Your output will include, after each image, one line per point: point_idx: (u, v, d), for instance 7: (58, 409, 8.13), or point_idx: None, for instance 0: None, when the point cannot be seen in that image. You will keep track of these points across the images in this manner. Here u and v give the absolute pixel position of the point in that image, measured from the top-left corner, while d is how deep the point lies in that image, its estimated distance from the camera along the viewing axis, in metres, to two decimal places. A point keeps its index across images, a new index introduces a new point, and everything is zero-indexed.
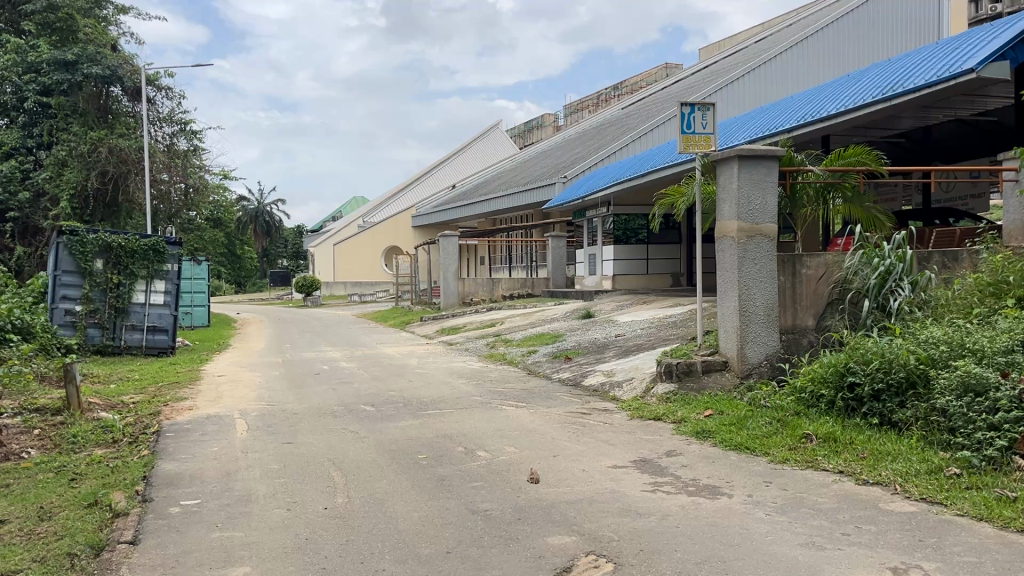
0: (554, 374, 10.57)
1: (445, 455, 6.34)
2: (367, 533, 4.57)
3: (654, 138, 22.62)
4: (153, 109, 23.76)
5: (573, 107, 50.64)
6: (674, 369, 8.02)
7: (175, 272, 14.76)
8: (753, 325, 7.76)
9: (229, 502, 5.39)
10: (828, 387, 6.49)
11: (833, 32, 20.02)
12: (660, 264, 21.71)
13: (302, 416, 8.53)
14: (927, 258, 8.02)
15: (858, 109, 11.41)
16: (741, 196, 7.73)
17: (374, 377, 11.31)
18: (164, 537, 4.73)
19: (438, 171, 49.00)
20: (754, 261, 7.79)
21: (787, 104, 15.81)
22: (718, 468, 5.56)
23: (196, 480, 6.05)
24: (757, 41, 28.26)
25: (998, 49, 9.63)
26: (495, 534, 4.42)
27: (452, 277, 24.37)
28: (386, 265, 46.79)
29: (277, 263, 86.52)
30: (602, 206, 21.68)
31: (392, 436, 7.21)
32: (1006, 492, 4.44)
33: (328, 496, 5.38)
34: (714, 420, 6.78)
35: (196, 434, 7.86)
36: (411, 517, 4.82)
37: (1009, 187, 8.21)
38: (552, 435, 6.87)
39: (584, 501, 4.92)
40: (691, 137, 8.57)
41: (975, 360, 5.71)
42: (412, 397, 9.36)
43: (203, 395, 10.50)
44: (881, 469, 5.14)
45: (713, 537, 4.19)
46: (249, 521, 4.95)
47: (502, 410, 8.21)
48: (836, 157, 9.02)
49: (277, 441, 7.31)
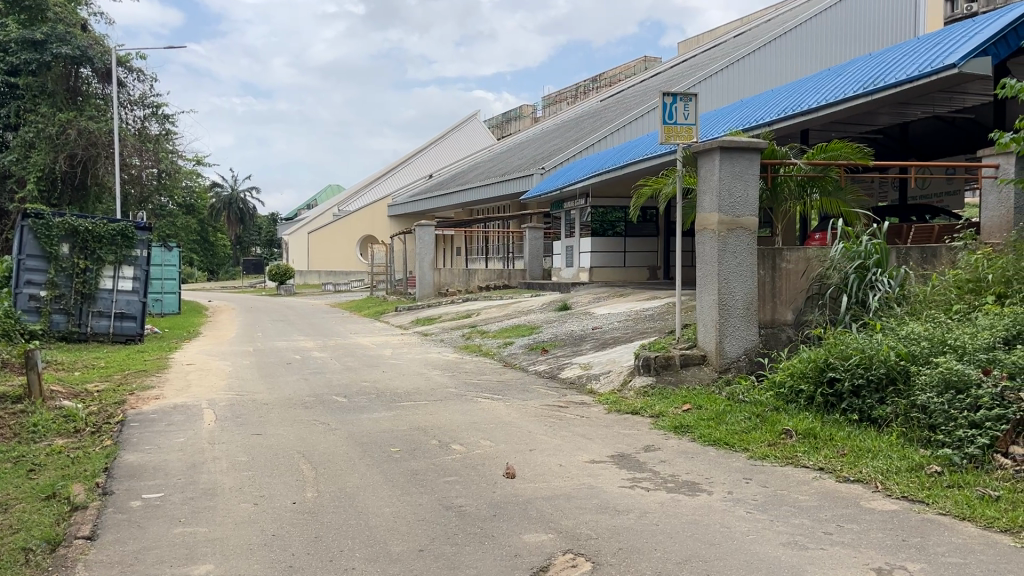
0: (531, 366, 10.44)
1: (419, 448, 6.19)
2: (337, 529, 4.40)
3: (632, 131, 22.50)
4: (124, 92, 23.28)
5: (551, 99, 50.63)
6: (652, 363, 7.88)
7: (144, 257, 14.42)
8: (732, 320, 7.69)
9: (193, 495, 5.19)
10: (807, 382, 6.43)
11: (812, 27, 20.04)
12: (637, 257, 21.70)
13: (272, 407, 8.32)
14: (907, 254, 7.99)
15: (837, 104, 11.35)
16: (722, 189, 7.64)
17: (347, 368, 11.10)
18: (123, 532, 4.52)
19: (415, 161, 48.72)
20: (734, 255, 7.70)
21: (766, 98, 15.79)
22: (697, 464, 5.47)
23: (160, 472, 5.83)
24: (736, 35, 28.22)
25: (979, 45, 9.54)
26: (470, 531, 4.27)
27: (428, 267, 24.13)
28: (361, 255, 46.40)
29: (251, 252, 85.82)
30: (580, 198, 21.58)
31: (365, 428, 7.05)
32: (989, 491, 4.39)
33: (297, 491, 5.20)
34: (692, 415, 6.69)
35: (161, 424, 7.62)
36: (382, 513, 4.66)
37: (988, 184, 8.14)
38: (529, 429, 6.74)
39: (561, 497, 4.79)
40: (673, 128, 8.47)
41: (956, 356, 5.66)
42: (386, 389, 9.18)
43: (171, 383, 10.24)
44: (861, 466, 5.07)
45: (693, 536, 4.08)
46: (213, 516, 4.75)
47: (477, 403, 8.06)
48: (818, 150, 8.92)
49: (245, 432, 7.10)
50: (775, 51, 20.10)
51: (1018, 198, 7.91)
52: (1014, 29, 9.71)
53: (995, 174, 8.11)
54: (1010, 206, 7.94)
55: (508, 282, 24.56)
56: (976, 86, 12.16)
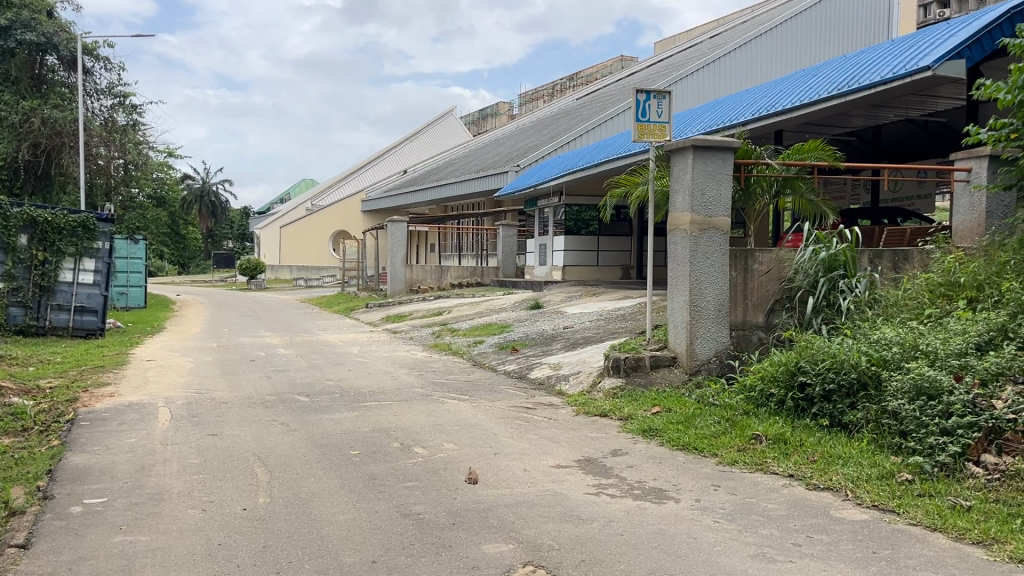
0: (500, 366, 10.26)
1: (380, 452, 5.98)
2: (288, 539, 4.19)
3: (608, 129, 22.40)
4: (90, 81, 22.71)
5: (528, 97, 50.60)
6: (622, 363, 7.74)
7: (106, 250, 13.98)
8: (703, 321, 7.58)
9: (138, 501, 4.93)
10: (778, 386, 6.32)
11: (787, 30, 20.13)
12: (611, 256, 21.62)
13: (230, 406, 8.05)
14: (879, 256, 7.90)
15: (812, 103, 11.30)
16: (695, 188, 7.51)
17: (312, 366, 10.84)
18: (59, 541, 4.27)
19: (388, 157, 48.23)
20: (706, 255, 7.58)
21: (740, 98, 15.75)
22: (665, 470, 5.32)
23: (105, 475, 5.56)
24: (712, 36, 28.29)
25: (955, 46, 9.49)
26: (428, 541, 4.08)
27: (400, 263, 23.82)
28: (333, 250, 45.78)
29: (222, 246, 84.72)
30: (554, 196, 21.44)
31: (327, 429, 6.82)
32: (961, 501, 4.29)
33: (247, 496, 4.97)
34: (662, 418, 6.55)
35: (112, 424, 7.33)
36: (337, 520, 4.45)
37: (960, 187, 8.09)
38: (494, 431, 6.56)
39: (524, 505, 4.62)
40: (646, 126, 8.31)
41: (928, 362, 5.56)
42: (350, 388, 8.95)
43: (127, 381, 9.90)
44: (832, 473, 4.95)
45: (659, 547, 3.93)
46: (157, 523, 4.51)
47: (443, 403, 7.87)
48: (793, 151, 8.82)
49: (200, 432, 6.85)
50: (751, 51, 20.10)
51: (990, 202, 7.87)
52: (989, 32, 9.70)
53: (967, 178, 8.07)
54: (982, 210, 7.90)
55: (481, 279, 24.33)
56: (949, 90, 12.24)
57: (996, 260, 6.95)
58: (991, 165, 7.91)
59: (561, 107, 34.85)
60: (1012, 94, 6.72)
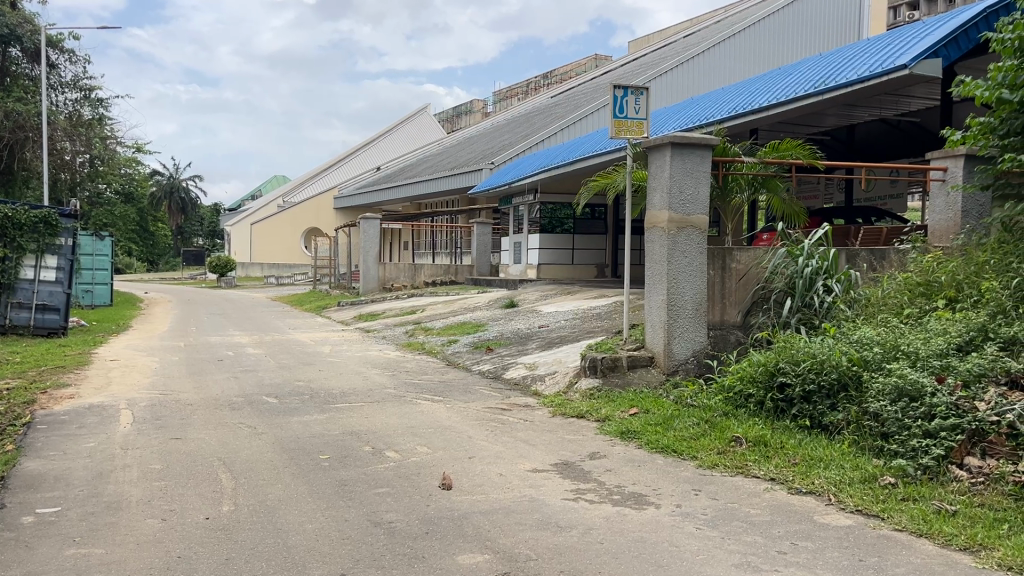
0: (474, 366, 10.08)
1: (350, 456, 5.79)
2: (252, 550, 3.99)
3: (583, 127, 22.27)
4: (54, 74, 22.15)
5: (502, 95, 50.55)
6: (599, 363, 7.63)
7: (69, 247, 13.57)
8: (681, 320, 7.46)
9: (94, 510, 4.69)
10: (757, 387, 6.23)
11: (760, 30, 20.18)
12: (586, 255, 21.52)
13: (195, 407, 7.81)
14: (856, 256, 7.85)
15: (787, 103, 11.26)
16: (673, 185, 7.39)
17: (281, 366, 10.58)
18: (7, 554, 4.01)
19: (362, 153, 47.78)
20: (683, 254, 7.46)
21: (715, 97, 15.70)
22: (643, 474, 5.19)
23: (61, 482, 5.30)
24: (686, 36, 28.37)
25: (932, 46, 9.49)
26: (400, 552, 3.90)
27: (372, 260, 23.52)
28: (306, 247, 45.25)
29: (193, 244, 83.75)
30: (529, 194, 21.30)
31: (296, 432, 6.58)
32: (945, 506, 4.21)
33: (211, 504, 4.75)
34: (639, 420, 6.42)
35: (71, 427, 7.04)
36: (304, 530, 4.26)
37: (935, 187, 8.06)
38: (468, 434, 6.38)
39: (500, 512, 4.46)
40: (623, 123, 8.18)
41: (909, 362, 5.49)
42: (321, 389, 8.73)
43: (89, 381, 9.59)
44: (813, 477, 4.85)
45: (640, 556, 3.79)
46: (114, 534, 4.27)
47: (416, 405, 7.67)
48: (770, 149, 8.76)
49: (164, 436, 6.59)
50: (727, 50, 20.08)
51: (965, 202, 7.86)
52: (966, 31, 9.71)
53: (942, 178, 8.02)
54: (958, 210, 7.89)
55: (455, 277, 24.08)
56: (922, 90, 12.28)
57: (974, 260, 6.90)
58: (967, 164, 7.88)
59: (536, 106, 34.67)
60: (990, 91, 6.69)
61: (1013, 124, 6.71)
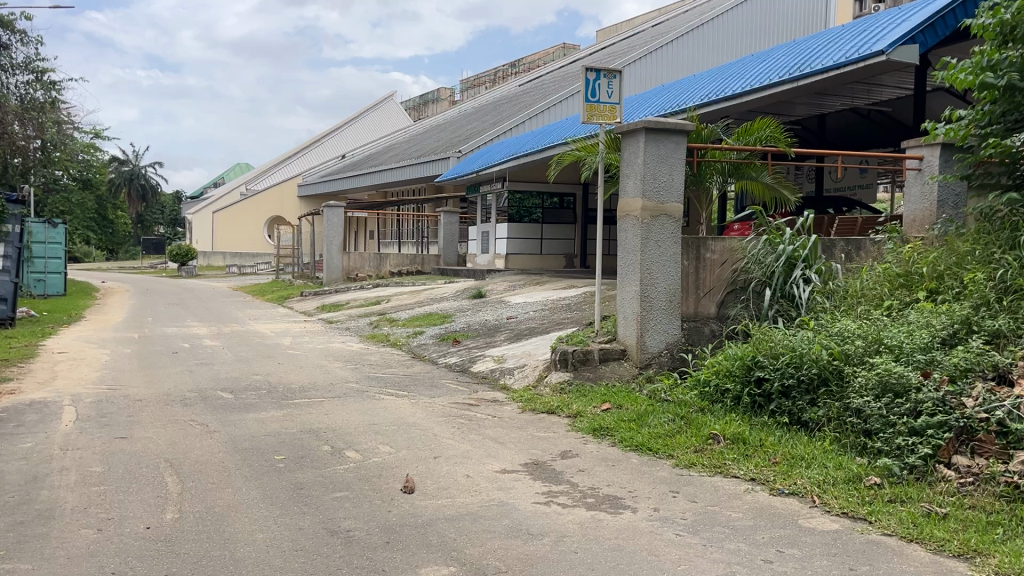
0: (441, 358, 9.77)
1: (308, 456, 5.44)
2: (195, 564, 3.64)
3: (552, 115, 21.95)
4: (4, 55, 21.17)
5: (469, 83, 50.09)
6: (570, 357, 7.37)
7: (16, 233, 13.25)
8: (655, 312, 7.22)
9: (23, 519, 4.30)
10: (734, 382, 6.00)
11: (731, 18, 19.94)
12: (555, 245, 21.27)
13: (145, 403, 7.38)
14: (833, 246, 7.68)
15: (761, 90, 11.06)
16: (647, 172, 7.13)
17: (240, 359, 10.15)
18: None
19: (327, 141, 46.97)
20: (657, 244, 7.22)
21: (687, 83, 15.47)
22: (619, 474, 4.93)
23: None
24: (655, 24, 28.10)
25: (908, 32, 9.34)
26: (358, 565, 3.59)
27: (336, 250, 23.21)
28: (268, 236, 44.39)
29: (153, 231, 81.88)
30: (497, 182, 20.99)
31: (250, 431, 6.22)
32: (935, 508, 4.01)
33: (153, 512, 4.39)
34: (612, 415, 6.17)
35: (9, 426, 6.58)
36: (254, 540, 3.94)
37: (911, 176, 7.90)
38: (434, 432, 6.08)
39: (467, 518, 4.17)
40: (596, 107, 7.89)
41: (893, 357, 5.29)
42: (279, 383, 8.33)
43: (33, 375, 9.07)
44: (796, 477, 4.63)
45: (616, 566, 3.53)
46: (42, 547, 3.89)
47: (378, 401, 7.31)
48: (744, 133, 8.56)
49: (108, 436, 6.16)
50: (698, 38, 19.89)
51: (941, 192, 7.72)
52: (942, 17, 9.59)
53: (919, 166, 7.87)
54: (933, 200, 7.75)
55: (421, 267, 23.59)
56: (893, 78, 12.19)
57: (955, 250, 6.76)
58: (942, 154, 7.75)
59: (504, 94, 34.28)
60: (974, 74, 6.53)
61: (998, 111, 6.53)
